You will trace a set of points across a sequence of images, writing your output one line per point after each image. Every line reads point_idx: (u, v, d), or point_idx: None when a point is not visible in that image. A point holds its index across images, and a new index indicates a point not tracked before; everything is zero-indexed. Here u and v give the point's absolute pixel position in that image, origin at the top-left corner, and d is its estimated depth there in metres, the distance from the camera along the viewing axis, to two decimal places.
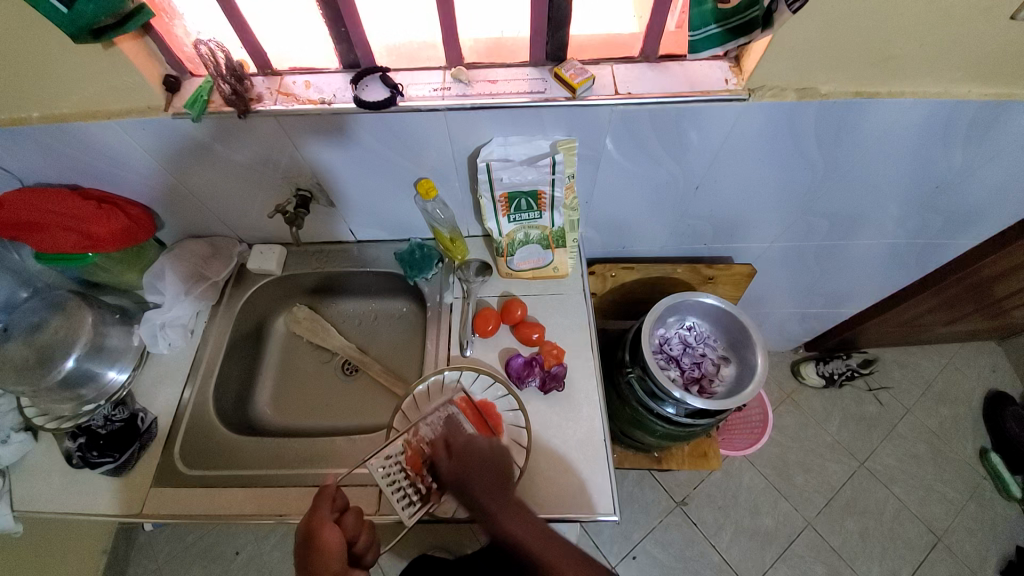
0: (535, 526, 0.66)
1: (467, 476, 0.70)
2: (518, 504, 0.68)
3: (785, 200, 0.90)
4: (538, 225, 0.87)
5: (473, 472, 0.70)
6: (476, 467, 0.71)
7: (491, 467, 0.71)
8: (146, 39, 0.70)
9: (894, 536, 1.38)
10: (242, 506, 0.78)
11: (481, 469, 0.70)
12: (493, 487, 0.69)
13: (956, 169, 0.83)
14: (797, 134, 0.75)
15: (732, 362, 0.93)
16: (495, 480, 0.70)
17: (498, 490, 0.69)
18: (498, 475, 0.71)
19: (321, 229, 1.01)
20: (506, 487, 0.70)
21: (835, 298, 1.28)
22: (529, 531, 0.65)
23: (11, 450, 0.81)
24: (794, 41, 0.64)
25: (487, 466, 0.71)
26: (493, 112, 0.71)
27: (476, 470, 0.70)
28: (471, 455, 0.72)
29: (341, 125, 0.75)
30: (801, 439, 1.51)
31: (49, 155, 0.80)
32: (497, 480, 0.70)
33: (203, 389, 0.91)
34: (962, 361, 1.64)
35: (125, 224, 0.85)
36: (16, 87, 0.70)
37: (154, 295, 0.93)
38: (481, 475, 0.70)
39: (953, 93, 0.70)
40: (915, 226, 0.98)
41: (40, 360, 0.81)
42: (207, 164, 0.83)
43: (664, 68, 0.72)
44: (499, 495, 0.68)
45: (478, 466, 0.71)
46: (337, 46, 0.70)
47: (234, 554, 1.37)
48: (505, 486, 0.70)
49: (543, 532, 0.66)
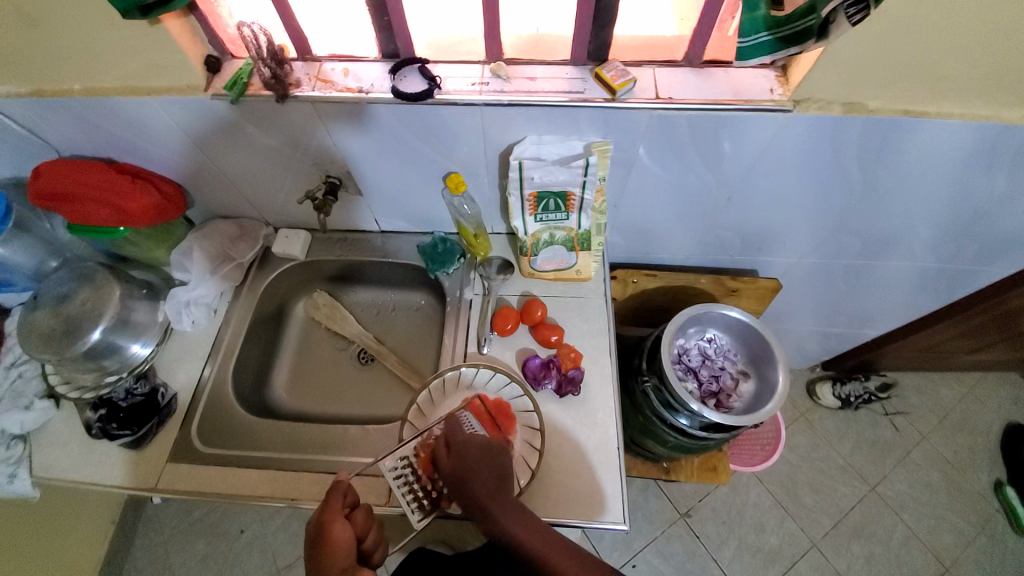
0: (537, 528, 0.64)
1: (466, 478, 0.67)
2: (518, 505, 0.66)
3: (817, 215, 0.88)
4: (564, 226, 0.86)
5: (471, 473, 0.67)
6: (474, 467, 0.68)
7: (490, 466, 0.69)
8: (190, 18, 0.70)
9: (902, 564, 1.35)
10: (255, 486, 0.79)
11: (480, 465, 0.68)
12: (492, 489, 0.66)
13: (997, 196, 0.81)
14: (838, 149, 0.74)
15: (751, 378, 0.92)
16: (493, 479, 0.68)
17: (497, 491, 0.67)
18: (496, 475, 0.69)
19: (346, 217, 1.01)
20: (506, 487, 0.68)
21: (859, 319, 1.26)
22: (531, 534, 0.63)
23: (34, 416, 0.83)
24: (844, 54, 0.62)
25: (486, 465, 0.69)
26: (530, 109, 0.71)
27: (474, 470, 0.68)
28: (467, 453, 0.69)
29: (374, 114, 0.74)
30: (813, 459, 1.49)
31: (87, 128, 0.81)
32: (497, 479, 0.68)
33: (223, 367, 0.92)
34: (983, 390, 1.60)
35: (157, 201, 0.86)
36: (63, 59, 0.71)
37: (180, 272, 0.94)
38: (479, 474, 0.68)
39: (1005, 117, 0.68)
40: (949, 251, 0.96)
41: (67, 330, 0.83)
42: (240, 146, 0.83)
43: (708, 74, 0.71)
44: (498, 497, 0.66)
45: (477, 465, 0.69)
46: (379, 35, 0.70)
47: (238, 532, 1.39)
48: (506, 486, 0.68)
49: (548, 535, 0.63)
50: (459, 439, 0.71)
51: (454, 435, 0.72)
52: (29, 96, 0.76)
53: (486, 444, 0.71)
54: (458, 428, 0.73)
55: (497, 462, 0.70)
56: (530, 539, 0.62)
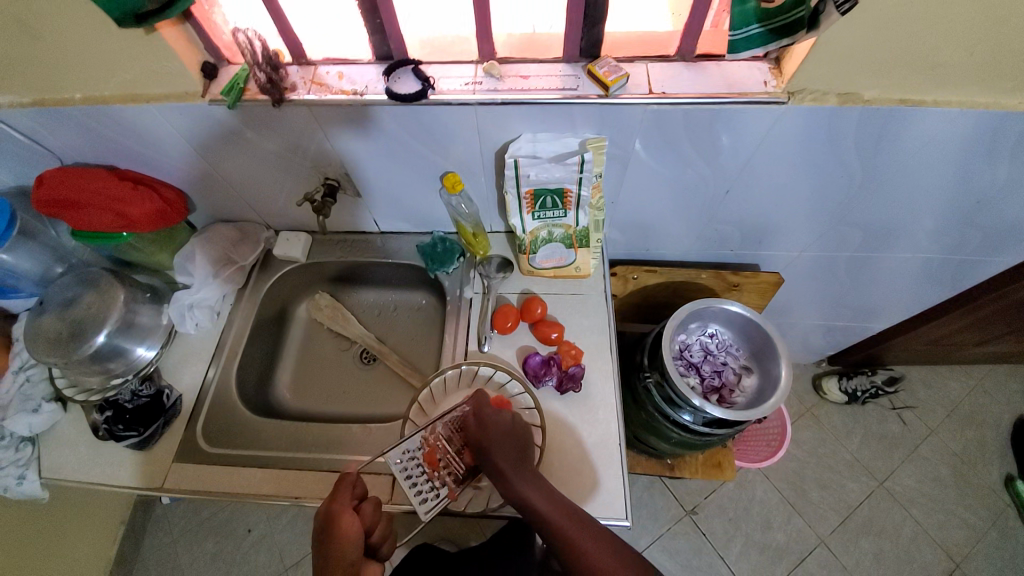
0: (556, 500, 0.65)
1: (491, 450, 0.68)
2: (539, 478, 0.68)
3: (818, 208, 0.88)
4: (562, 223, 0.86)
5: (495, 445, 0.68)
6: (498, 439, 0.69)
7: (513, 440, 0.70)
8: (186, 26, 0.70)
9: (910, 559, 1.34)
10: (260, 486, 0.80)
11: (503, 440, 0.69)
12: (516, 460, 0.68)
13: (999, 185, 0.80)
14: (837, 140, 0.73)
15: (754, 373, 0.91)
16: (516, 451, 0.69)
17: (519, 463, 0.68)
18: (519, 448, 0.69)
19: (346, 219, 1.02)
20: (527, 459, 0.69)
21: (864, 312, 1.25)
22: (554, 508, 0.64)
23: (41, 419, 0.84)
24: (836, 44, 0.62)
25: (510, 439, 0.70)
26: (524, 107, 0.71)
27: (498, 443, 0.69)
28: (493, 427, 0.70)
29: (371, 116, 0.75)
30: (820, 455, 1.48)
31: (89, 136, 0.82)
32: (519, 453, 0.69)
33: (226, 369, 0.93)
34: (993, 383, 1.58)
35: (158, 206, 0.87)
36: (64, 68, 0.72)
37: (184, 276, 0.96)
38: (503, 447, 0.68)
39: (1003, 103, 0.67)
40: (953, 241, 0.95)
41: (73, 334, 0.84)
42: (240, 150, 0.84)
43: (701, 68, 0.71)
44: (520, 469, 0.67)
45: (500, 439, 0.69)
46: (372, 37, 0.71)
47: (246, 532, 1.40)
48: (528, 459, 0.69)
49: (566, 507, 0.65)
50: (488, 414, 0.71)
51: (482, 410, 0.71)
52: (30, 106, 0.77)
53: (509, 421, 0.71)
54: (485, 401, 0.72)
55: (519, 435, 0.71)
56: (550, 512, 0.64)
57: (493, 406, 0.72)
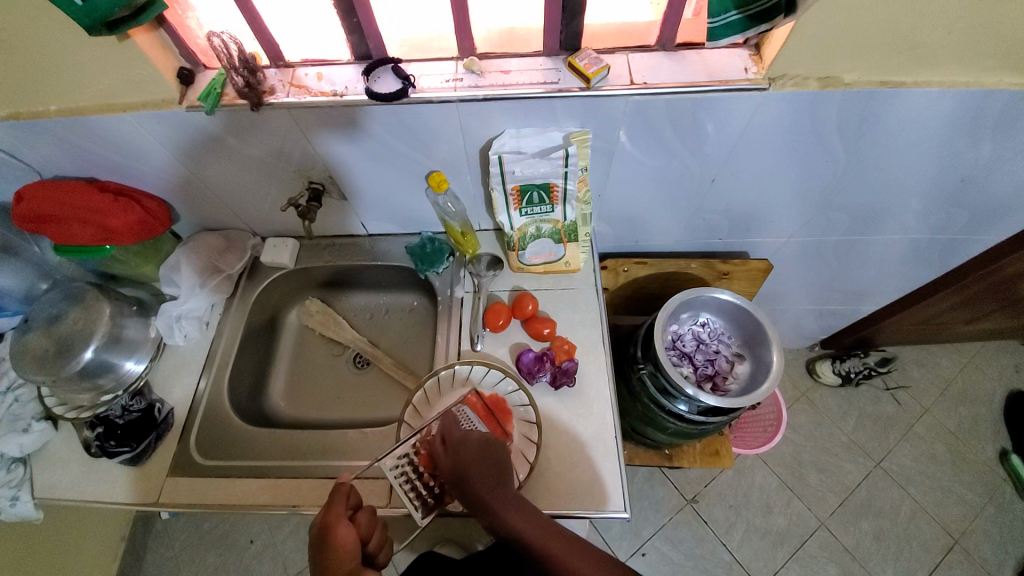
0: (541, 522, 0.64)
1: (466, 475, 0.68)
2: (519, 500, 0.67)
3: (803, 193, 0.88)
4: (550, 219, 0.86)
5: (470, 470, 0.68)
6: (474, 464, 0.68)
7: (488, 462, 0.69)
8: (160, 31, 0.69)
9: (910, 537, 1.35)
10: (256, 495, 0.79)
11: (478, 461, 0.69)
12: (492, 485, 0.67)
13: (982, 163, 0.80)
14: (820, 125, 0.73)
15: (746, 360, 0.91)
16: (494, 474, 0.68)
17: (497, 486, 0.67)
18: (497, 470, 0.69)
19: (332, 222, 1.01)
20: (506, 481, 0.68)
21: (855, 295, 1.26)
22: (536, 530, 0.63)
23: (31, 439, 0.82)
24: (816, 27, 0.62)
25: (485, 462, 0.69)
26: (506, 103, 0.70)
27: (472, 468, 0.68)
28: (465, 450, 0.70)
29: (354, 118, 0.74)
30: (816, 438, 1.49)
31: (66, 149, 0.81)
32: (497, 476, 0.68)
33: (218, 378, 0.92)
34: (984, 359, 1.60)
35: (140, 217, 0.86)
36: (36, 80, 0.70)
37: (170, 288, 0.94)
38: (477, 473, 0.68)
39: (982, 82, 0.68)
40: (939, 221, 0.95)
41: (59, 351, 0.83)
42: (221, 157, 0.83)
43: (681, 57, 0.71)
44: (498, 492, 0.66)
45: (476, 461, 0.69)
46: (349, 37, 0.70)
47: (248, 542, 1.39)
48: (505, 483, 0.68)
49: (548, 527, 0.64)
50: (454, 436, 0.71)
51: (450, 432, 0.72)
52: (4, 120, 0.75)
53: (482, 440, 0.71)
54: (452, 425, 0.72)
55: (496, 457, 0.70)
56: (532, 534, 0.63)
57: (462, 429, 0.72)
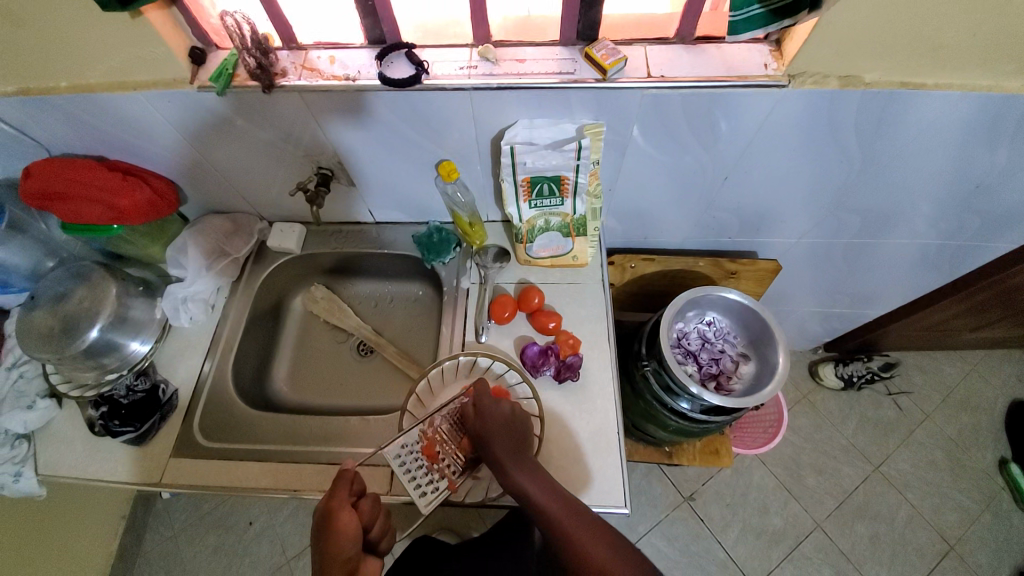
0: (555, 491, 0.65)
1: (490, 439, 0.70)
2: (537, 468, 0.68)
3: (816, 194, 0.87)
4: (559, 212, 0.85)
5: (493, 434, 0.70)
6: (497, 428, 0.71)
7: (510, 429, 0.71)
8: (172, 10, 0.68)
9: (905, 542, 1.36)
10: (258, 479, 0.79)
11: (501, 429, 0.71)
12: (511, 449, 0.69)
13: (999, 170, 0.79)
14: (836, 125, 0.72)
15: (751, 360, 0.91)
16: (515, 442, 0.70)
17: (515, 452, 0.69)
18: (517, 440, 0.71)
19: (340, 209, 1.00)
20: (525, 452, 0.70)
21: (861, 299, 1.25)
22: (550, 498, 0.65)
23: (37, 416, 0.83)
24: (839, 25, 0.61)
25: (507, 429, 0.71)
26: (520, 92, 0.70)
27: (495, 432, 0.71)
28: (490, 417, 0.72)
29: (365, 104, 0.73)
30: (816, 440, 1.49)
31: (75, 126, 0.80)
32: (517, 443, 0.70)
33: (223, 362, 0.92)
34: (987, 367, 1.59)
35: (149, 197, 0.85)
36: (47, 55, 0.70)
37: (176, 269, 0.94)
38: (500, 437, 0.70)
39: (1004, 86, 0.66)
40: (951, 227, 0.94)
41: (65, 329, 0.82)
42: (231, 139, 0.82)
43: (700, 51, 0.70)
44: (516, 459, 0.68)
45: (499, 427, 0.71)
46: (364, 20, 0.69)
47: (246, 524, 1.40)
48: (525, 451, 0.70)
49: (564, 498, 0.65)
50: (484, 403, 0.73)
51: (479, 398, 0.74)
52: (14, 95, 0.75)
53: (507, 411, 0.73)
54: (485, 392, 0.74)
55: (517, 427, 0.72)
56: (546, 502, 0.64)
57: (491, 395, 0.74)
